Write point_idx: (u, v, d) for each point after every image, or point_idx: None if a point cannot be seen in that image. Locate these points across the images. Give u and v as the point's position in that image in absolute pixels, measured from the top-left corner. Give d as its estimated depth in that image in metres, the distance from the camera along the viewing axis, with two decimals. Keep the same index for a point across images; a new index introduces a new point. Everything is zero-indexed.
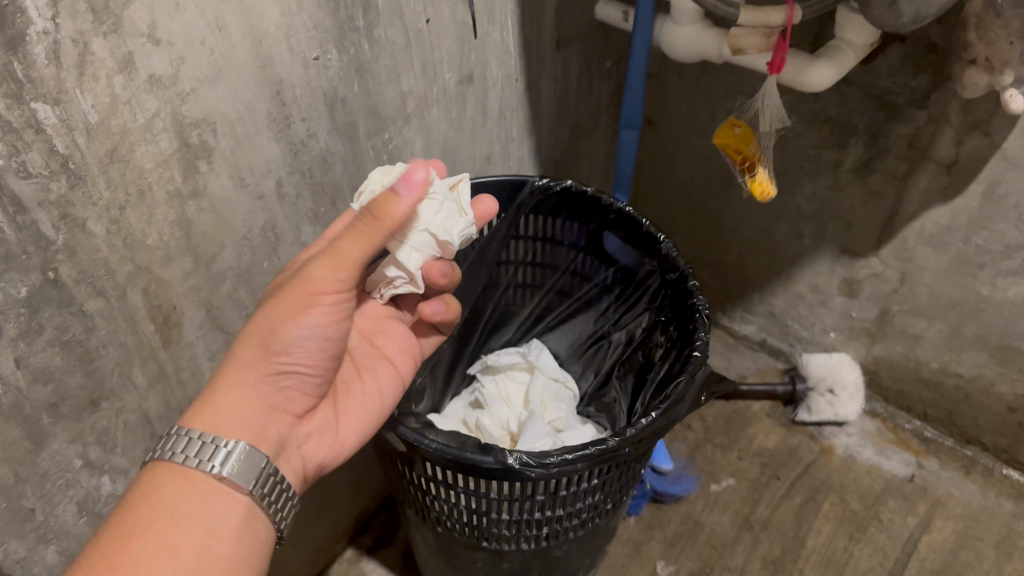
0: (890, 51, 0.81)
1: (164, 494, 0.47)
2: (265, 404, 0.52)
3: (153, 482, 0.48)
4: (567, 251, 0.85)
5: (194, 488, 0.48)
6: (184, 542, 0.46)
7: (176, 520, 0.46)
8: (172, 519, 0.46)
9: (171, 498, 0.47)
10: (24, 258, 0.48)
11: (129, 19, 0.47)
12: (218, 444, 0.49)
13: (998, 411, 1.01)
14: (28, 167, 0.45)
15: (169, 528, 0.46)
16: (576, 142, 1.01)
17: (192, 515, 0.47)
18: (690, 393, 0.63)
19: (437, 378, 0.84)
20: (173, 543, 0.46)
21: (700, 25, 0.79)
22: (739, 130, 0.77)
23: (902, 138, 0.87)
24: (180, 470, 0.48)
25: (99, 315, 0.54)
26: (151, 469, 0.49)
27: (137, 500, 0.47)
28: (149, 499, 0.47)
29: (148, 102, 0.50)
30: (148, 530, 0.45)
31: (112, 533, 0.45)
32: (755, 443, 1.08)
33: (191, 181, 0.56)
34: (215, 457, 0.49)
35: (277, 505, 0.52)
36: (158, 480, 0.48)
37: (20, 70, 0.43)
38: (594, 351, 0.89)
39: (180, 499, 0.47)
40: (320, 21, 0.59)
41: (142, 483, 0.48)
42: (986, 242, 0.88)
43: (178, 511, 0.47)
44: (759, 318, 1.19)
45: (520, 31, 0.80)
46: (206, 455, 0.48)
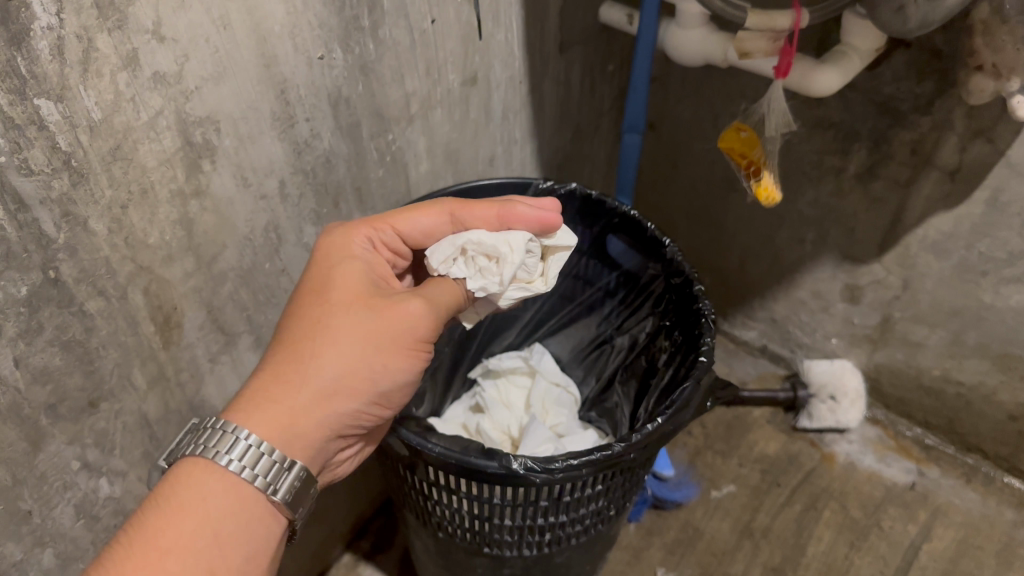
0: (895, 57, 0.81)
1: (211, 507, 0.47)
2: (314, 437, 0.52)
3: (199, 488, 0.48)
4: (570, 255, 0.84)
5: (238, 503, 0.48)
6: (223, 561, 0.47)
7: (219, 538, 0.47)
8: (216, 536, 0.47)
9: (216, 514, 0.47)
10: (24, 256, 0.47)
11: (134, 15, 0.46)
12: (233, 435, 0.48)
13: (999, 420, 1.00)
14: (30, 164, 0.45)
15: (212, 547, 0.47)
16: (579, 145, 1.00)
17: (235, 534, 0.48)
18: (696, 399, 0.63)
19: (437, 381, 0.85)
20: (213, 563, 0.46)
21: (706, 28, 0.79)
22: (744, 134, 0.77)
23: (905, 145, 0.86)
24: (230, 483, 0.48)
25: (99, 315, 0.54)
26: (199, 469, 0.48)
27: (180, 510, 0.47)
28: (195, 508, 0.47)
29: (151, 100, 0.50)
30: (191, 546, 0.46)
31: (153, 540, 0.45)
32: (756, 450, 1.08)
33: (194, 181, 0.55)
34: (275, 478, 0.49)
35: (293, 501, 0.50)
36: (205, 487, 0.48)
37: (23, 66, 0.42)
38: (596, 356, 0.89)
39: (225, 514, 0.48)
40: (325, 20, 0.58)
41: (188, 484, 0.48)
42: (989, 249, 0.88)
43: (222, 527, 0.47)
44: (760, 324, 1.19)
45: (524, 34, 0.79)
46: (221, 445, 0.48)
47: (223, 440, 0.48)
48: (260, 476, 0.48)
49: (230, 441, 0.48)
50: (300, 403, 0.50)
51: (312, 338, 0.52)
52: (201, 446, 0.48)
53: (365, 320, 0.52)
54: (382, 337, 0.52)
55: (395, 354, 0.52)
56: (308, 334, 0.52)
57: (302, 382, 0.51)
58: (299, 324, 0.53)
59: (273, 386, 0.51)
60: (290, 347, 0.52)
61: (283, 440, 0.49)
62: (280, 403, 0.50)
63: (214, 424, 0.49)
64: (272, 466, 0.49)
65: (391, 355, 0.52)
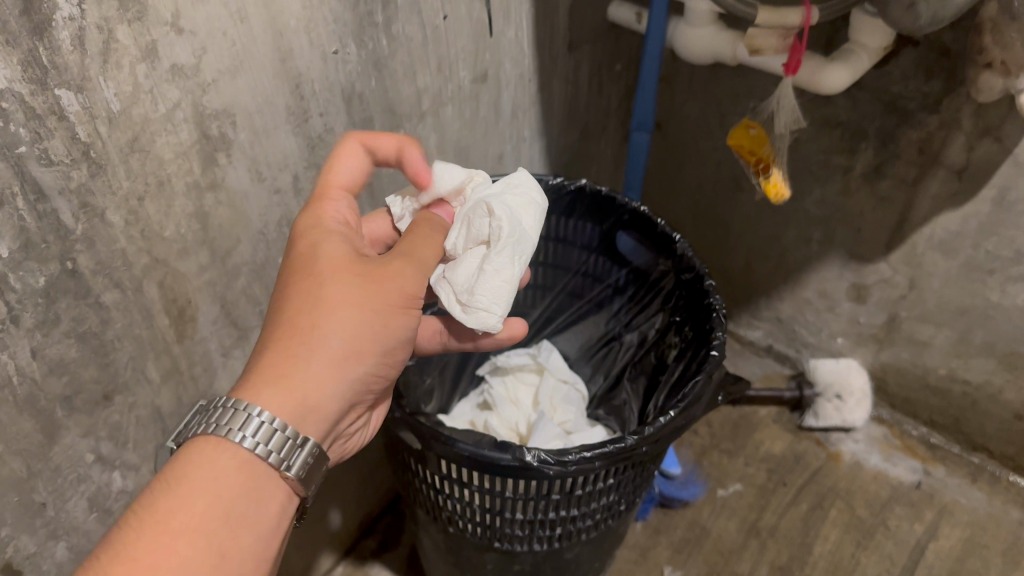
0: (903, 55, 0.82)
1: (221, 485, 0.43)
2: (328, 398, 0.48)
3: (209, 465, 0.43)
4: (579, 252, 0.85)
5: (253, 487, 0.44)
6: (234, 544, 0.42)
7: (230, 517, 0.42)
8: (230, 520, 0.42)
9: (228, 493, 0.43)
10: (43, 247, 0.47)
11: (153, 7, 0.47)
12: (248, 412, 0.44)
13: (1005, 419, 1.00)
14: (49, 155, 0.45)
15: (224, 530, 0.42)
16: (586, 144, 1.01)
17: (247, 516, 0.43)
18: (708, 393, 0.63)
19: (446, 378, 0.86)
20: (223, 547, 0.42)
21: (714, 27, 0.79)
22: (753, 131, 0.78)
23: (913, 143, 0.87)
24: (245, 459, 0.44)
25: (115, 307, 0.54)
26: (208, 447, 0.44)
27: (193, 487, 0.42)
28: (204, 486, 0.42)
29: (169, 92, 0.50)
30: (204, 528, 0.41)
31: (156, 521, 0.40)
32: (762, 449, 1.08)
33: (210, 174, 0.56)
34: (280, 447, 0.44)
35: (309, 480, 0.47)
36: (216, 464, 0.44)
37: (45, 56, 0.43)
38: (604, 354, 0.89)
39: (235, 494, 0.43)
40: (340, 15, 0.59)
41: (194, 464, 0.43)
42: (995, 247, 0.88)
43: (236, 511, 0.43)
44: (765, 324, 1.19)
45: (534, 31, 0.80)
46: (236, 424, 0.44)
47: (236, 418, 0.44)
48: (275, 454, 0.44)
49: (244, 417, 0.44)
50: (312, 374, 0.46)
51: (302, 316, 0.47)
52: (214, 425, 0.44)
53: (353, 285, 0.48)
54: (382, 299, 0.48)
55: (390, 300, 0.48)
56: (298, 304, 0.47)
57: (306, 352, 0.46)
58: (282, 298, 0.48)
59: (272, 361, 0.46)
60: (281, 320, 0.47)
61: (296, 416, 0.45)
62: (292, 376, 0.46)
63: (223, 402, 0.44)
64: (287, 442, 0.45)
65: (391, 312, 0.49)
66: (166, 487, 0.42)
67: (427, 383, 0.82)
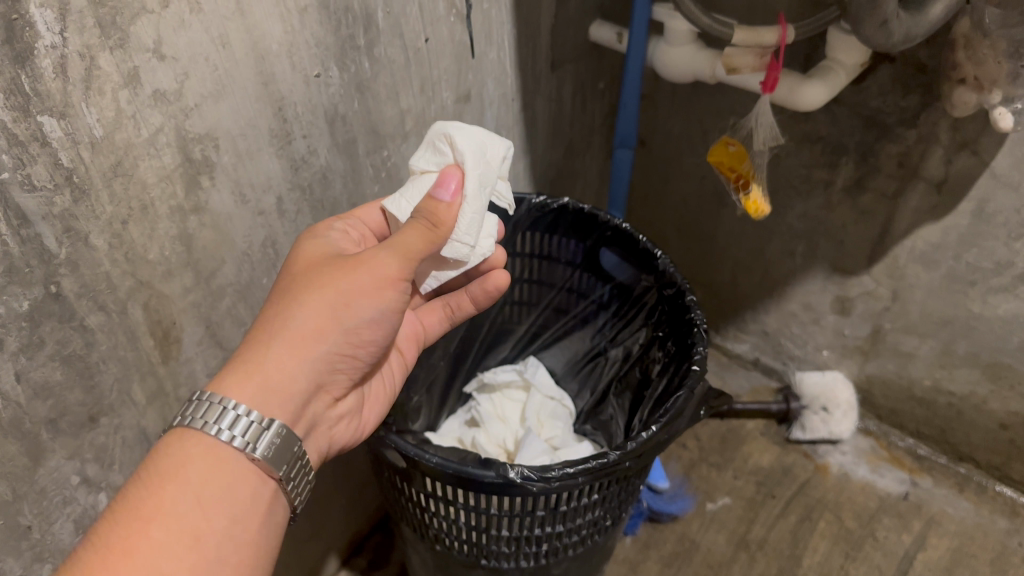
0: (880, 71, 0.83)
1: (195, 471, 0.44)
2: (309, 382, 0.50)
3: (182, 454, 0.44)
4: (563, 268, 0.86)
5: (226, 471, 0.45)
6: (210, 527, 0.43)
7: (203, 504, 0.43)
8: (201, 503, 0.43)
9: (197, 480, 0.44)
10: (26, 271, 0.48)
11: (135, 34, 0.47)
12: (224, 406, 0.46)
13: (991, 428, 1.01)
14: (33, 180, 0.46)
15: (196, 514, 0.43)
16: (571, 161, 1.02)
17: (218, 499, 0.44)
18: (690, 407, 0.63)
19: (433, 395, 0.86)
20: (197, 531, 0.42)
21: (693, 46, 0.80)
22: (732, 148, 0.79)
23: (892, 157, 0.88)
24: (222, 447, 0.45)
25: (99, 330, 0.54)
26: (182, 438, 0.45)
27: (164, 477, 0.43)
28: (176, 476, 0.43)
29: (152, 117, 0.51)
30: (173, 513, 0.42)
31: (131, 511, 0.41)
32: (751, 462, 1.09)
33: (193, 197, 0.56)
34: (256, 437, 0.46)
35: (292, 476, 0.49)
36: (189, 453, 0.45)
37: (27, 84, 0.43)
38: (591, 369, 0.89)
39: (207, 482, 0.44)
40: (322, 39, 0.59)
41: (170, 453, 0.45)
42: (976, 259, 0.89)
43: (207, 496, 0.44)
44: (752, 337, 1.20)
45: (516, 52, 0.81)
46: (211, 417, 0.45)
47: (212, 411, 0.45)
48: (249, 444, 0.46)
49: (219, 411, 0.45)
50: (279, 363, 0.48)
51: (281, 302, 0.50)
52: (191, 419, 0.46)
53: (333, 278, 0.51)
54: (345, 281, 0.50)
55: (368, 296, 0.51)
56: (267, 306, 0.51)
57: (268, 342, 0.49)
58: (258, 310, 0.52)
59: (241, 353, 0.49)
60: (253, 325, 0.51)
61: (260, 398, 0.47)
62: (262, 367, 0.48)
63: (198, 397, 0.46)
64: (257, 429, 0.46)
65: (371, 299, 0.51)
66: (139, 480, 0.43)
67: (415, 402, 0.82)
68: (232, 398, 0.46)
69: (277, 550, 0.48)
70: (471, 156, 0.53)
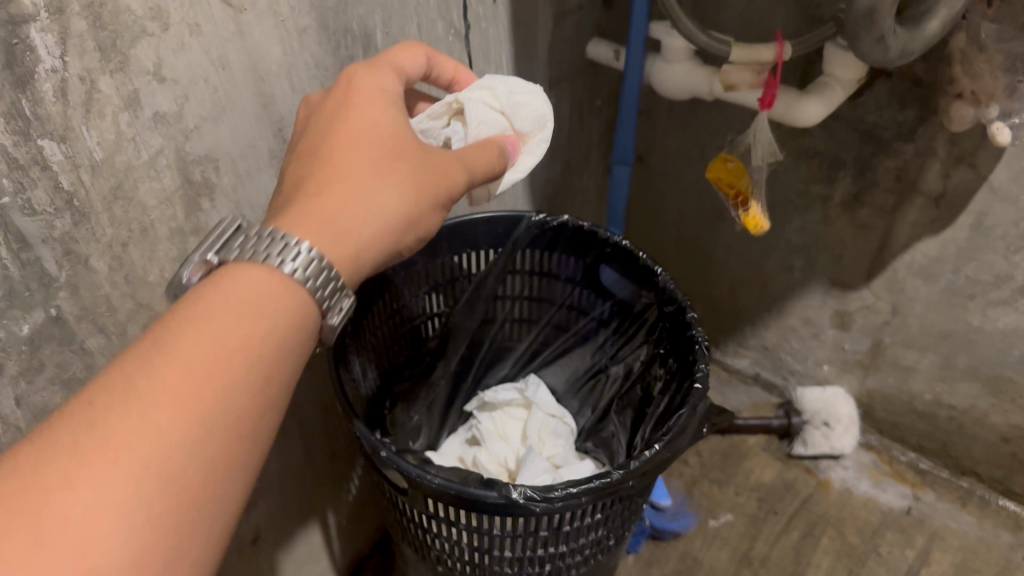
0: (876, 86, 0.83)
1: (256, 327, 0.38)
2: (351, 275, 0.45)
3: (231, 298, 0.39)
4: (563, 285, 0.86)
5: (269, 342, 0.39)
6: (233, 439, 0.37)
7: (224, 400, 0.36)
8: (248, 367, 0.37)
9: (259, 334, 0.38)
10: (26, 295, 0.48)
11: (135, 57, 0.47)
12: (294, 243, 0.40)
13: (992, 441, 1.01)
14: (33, 204, 0.46)
15: (234, 387, 0.37)
16: (569, 178, 1.02)
17: (252, 367, 0.38)
18: (692, 425, 0.63)
19: (434, 414, 0.86)
20: (228, 398, 0.36)
21: (690, 62, 0.80)
22: (731, 164, 0.79)
23: (890, 172, 0.88)
24: (303, 304, 0.41)
25: (100, 353, 0.54)
26: (244, 271, 0.40)
27: (220, 317, 0.37)
28: (237, 326, 0.38)
29: (152, 139, 0.51)
30: (219, 371, 0.36)
31: (165, 374, 0.35)
32: (753, 477, 1.08)
33: (193, 218, 0.56)
34: (317, 277, 0.41)
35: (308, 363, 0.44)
36: (253, 293, 0.39)
37: (28, 107, 0.43)
38: (591, 387, 0.89)
39: (264, 341, 0.38)
40: (321, 59, 0.60)
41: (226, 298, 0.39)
42: (975, 273, 0.89)
43: (254, 359, 0.38)
44: (752, 352, 1.20)
45: (514, 70, 0.81)
46: (278, 251, 0.40)
47: (280, 246, 0.40)
48: (311, 283, 0.40)
49: (285, 246, 0.40)
50: (351, 226, 0.44)
51: (352, 161, 0.46)
52: (253, 251, 0.40)
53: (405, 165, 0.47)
54: (419, 177, 0.47)
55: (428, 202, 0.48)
56: (339, 162, 0.45)
57: (344, 204, 0.44)
58: (317, 155, 0.46)
59: (313, 207, 0.43)
60: (317, 172, 0.45)
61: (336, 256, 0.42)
62: (331, 222, 0.43)
63: (262, 232, 0.41)
64: (325, 282, 0.41)
65: (428, 206, 0.48)
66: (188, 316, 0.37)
67: (415, 421, 0.81)
68: (304, 239, 0.41)
69: (225, 497, 0.37)
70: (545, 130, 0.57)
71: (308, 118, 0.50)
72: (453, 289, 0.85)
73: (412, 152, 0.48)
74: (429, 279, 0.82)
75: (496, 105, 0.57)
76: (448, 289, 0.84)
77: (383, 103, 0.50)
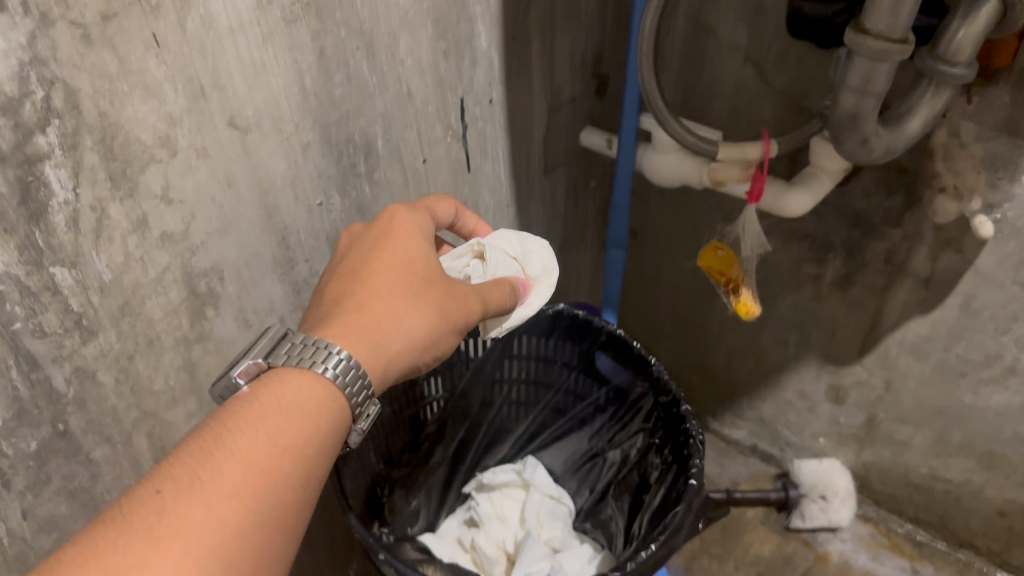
0: (863, 174, 0.86)
1: (308, 416, 0.43)
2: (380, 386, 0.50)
3: (285, 396, 0.43)
4: (560, 370, 0.87)
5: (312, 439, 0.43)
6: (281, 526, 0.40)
7: (278, 484, 0.40)
8: (292, 459, 0.41)
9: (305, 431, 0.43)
10: (35, 413, 0.49)
11: (144, 183, 0.49)
12: (333, 350, 0.45)
13: (988, 515, 1.01)
14: (43, 328, 0.47)
15: (286, 470, 0.41)
16: (565, 257, 1.04)
17: (301, 461, 0.42)
18: (688, 522, 0.64)
19: (432, 497, 0.86)
20: (277, 483, 0.40)
21: (680, 153, 0.82)
22: (721, 253, 0.81)
23: (879, 254, 0.90)
24: (343, 408, 0.45)
25: (104, 461, 0.55)
26: (291, 375, 0.44)
27: (273, 412, 0.42)
28: (287, 420, 0.42)
29: (159, 257, 0.52)
30: (272, 457, 0.40)
31: (230, 452, 0.39)
32: (751, 551, 1.08)
33: (198, 327, 0.57)
34: (354, 384, 0.45)
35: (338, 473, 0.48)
36: (298, 394, 0.44)
37: (41, 238, 0.45)
38: (589, 470, 0.90)
39: (307, 437, 0.43)
40: (324, 169, 0.62)
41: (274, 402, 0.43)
42: (965, 352, 0.90)
43: (300, 453, 0.42)
44: (748, 423, 1.21)
45: (511, 162, 0.83)
46: (321, 357, 0.45)
47: (322, 354, 0.45)
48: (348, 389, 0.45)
49: (327, 353, 0.45)
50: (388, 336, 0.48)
51: (385, 282, 0.51)
52: (300, 359, 0.45)
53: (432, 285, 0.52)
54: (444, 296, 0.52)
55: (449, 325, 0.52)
56: (376, 285, 0.51)
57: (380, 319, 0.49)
58: (357, 276, 0.51)
59: (352, 319, 0.48)
60: (356, 291, 0.50)
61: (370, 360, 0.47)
62: (366, 331, 0.48)
63: (307, 340, 0.46)
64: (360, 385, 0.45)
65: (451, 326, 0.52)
66: (245, 418, 0.41)
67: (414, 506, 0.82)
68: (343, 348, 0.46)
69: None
70: (553, 276, 0.63)
71: (349, 247, 0.55)
72: (452, 373, 0.86)
73: (437, 277, 0.53)
74: (428, 365, 0.83)
75: (512, 253, 0.63)
76: (447, 373, 0.85)
77: (415, 231, 0.55)
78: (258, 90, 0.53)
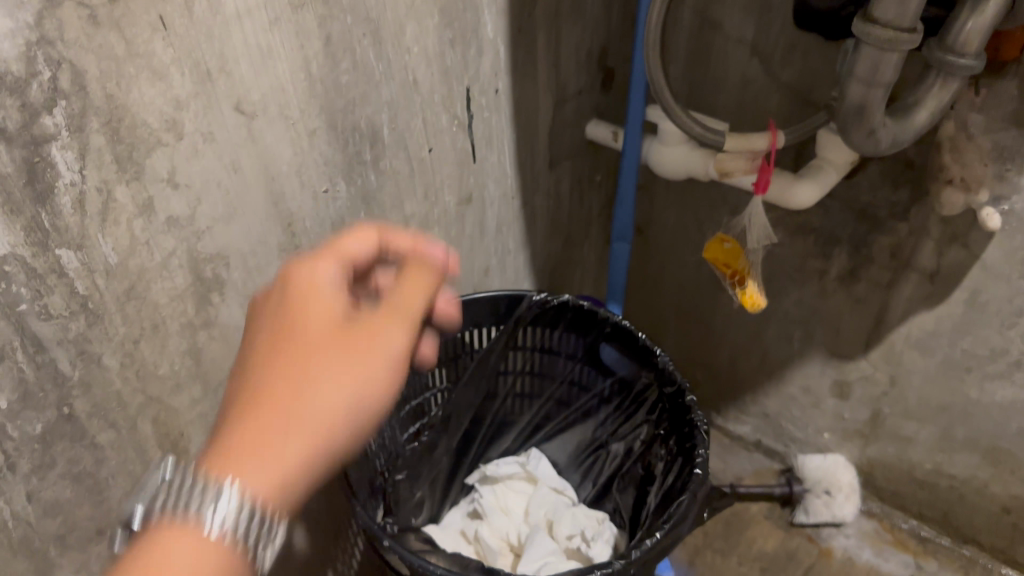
0: (869, 168, 0.85)
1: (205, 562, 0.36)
2: (319, 464, 0.40)
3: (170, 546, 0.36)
4: (565, 361, 0.87)
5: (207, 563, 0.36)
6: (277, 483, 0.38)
7: None
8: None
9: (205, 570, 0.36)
10: (41, 396, 0.49)
11: (150, 166, 0.49)
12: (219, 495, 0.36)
13: (993, 512, 1.01)
14: (49, 310, 0.47)
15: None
16: (569, 251, 1.04)
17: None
18: (693, 511, 0.64)
19: (436, 488, 0.86)
20: None
21: (686, 145, 0.83)
22: (727, 245, 0.81)
23: (884, 249, 0.90)
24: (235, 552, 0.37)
25: (109, 446, 0.55)
26: (170, 539, 0.36)
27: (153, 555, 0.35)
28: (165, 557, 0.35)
29: (165, 242, 0.52)
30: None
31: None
32: (754, 547, 1.08)
33: (203, 313, 0.57)
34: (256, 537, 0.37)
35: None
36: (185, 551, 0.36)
37: (47, 220, 0.45)
38: (593, 462, 0.90)
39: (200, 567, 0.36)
40: (330, 157, 0.62)
41: (243, 391, 0.40)
42: (971, 347, 0.90)
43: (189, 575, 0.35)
44: (752, 419, 1.20)
45: (516, 154, 0.83)
46: (206, 499, 0.36)
47: (208, 488, 0.37)
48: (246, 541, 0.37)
49: (211, 490, 0.37)
50: (298, 437, 0.39)
51: (290, 364, 0.42)
52: (186, 505, 0.37)
53: (340, 363, 0.42)
54: (356, 368, 0.43)
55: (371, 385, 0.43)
56: (281, 361, 0.42)
57: (294, 391, 0.40)
58: (266, 352, 0.42)
59: (229, 434, 0.38)
60: (258, 376, 0.41)
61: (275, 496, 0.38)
62: (269, 434, 0.39)
63: (191, 478, 0.37)
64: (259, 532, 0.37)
65: (374, 393, 0.43)
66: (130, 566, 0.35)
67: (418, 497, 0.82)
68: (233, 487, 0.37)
69: None
70: None
71: (256, 314, 0.46)
72: (456, 365, 0.86)
73: (347, 346, 0.43)
74: (433, 356, 0.83)
75: None
76: (451, 365, 0.85)
77: (321, 290, 0.46)
78: (265, 75, 0.53)
